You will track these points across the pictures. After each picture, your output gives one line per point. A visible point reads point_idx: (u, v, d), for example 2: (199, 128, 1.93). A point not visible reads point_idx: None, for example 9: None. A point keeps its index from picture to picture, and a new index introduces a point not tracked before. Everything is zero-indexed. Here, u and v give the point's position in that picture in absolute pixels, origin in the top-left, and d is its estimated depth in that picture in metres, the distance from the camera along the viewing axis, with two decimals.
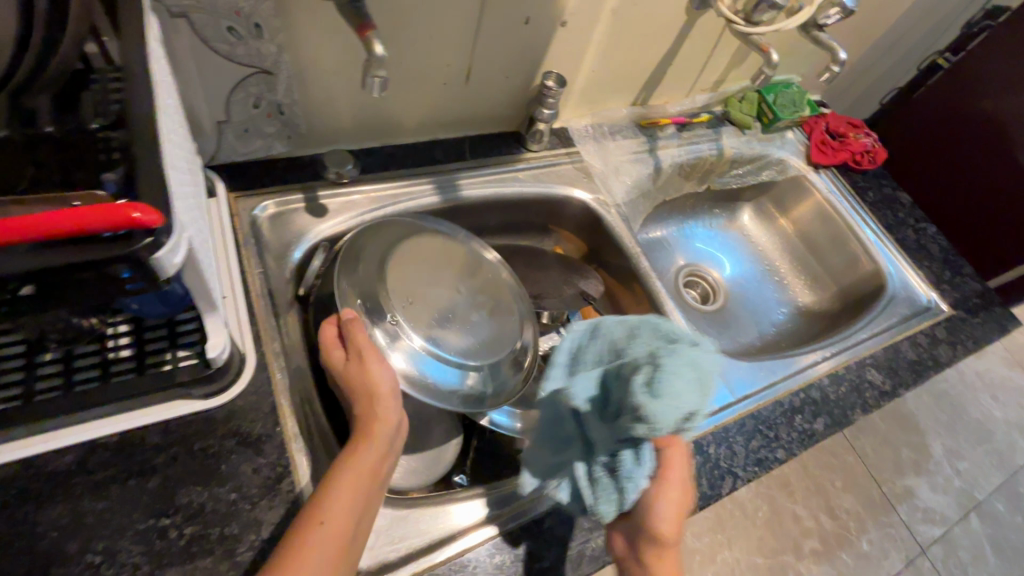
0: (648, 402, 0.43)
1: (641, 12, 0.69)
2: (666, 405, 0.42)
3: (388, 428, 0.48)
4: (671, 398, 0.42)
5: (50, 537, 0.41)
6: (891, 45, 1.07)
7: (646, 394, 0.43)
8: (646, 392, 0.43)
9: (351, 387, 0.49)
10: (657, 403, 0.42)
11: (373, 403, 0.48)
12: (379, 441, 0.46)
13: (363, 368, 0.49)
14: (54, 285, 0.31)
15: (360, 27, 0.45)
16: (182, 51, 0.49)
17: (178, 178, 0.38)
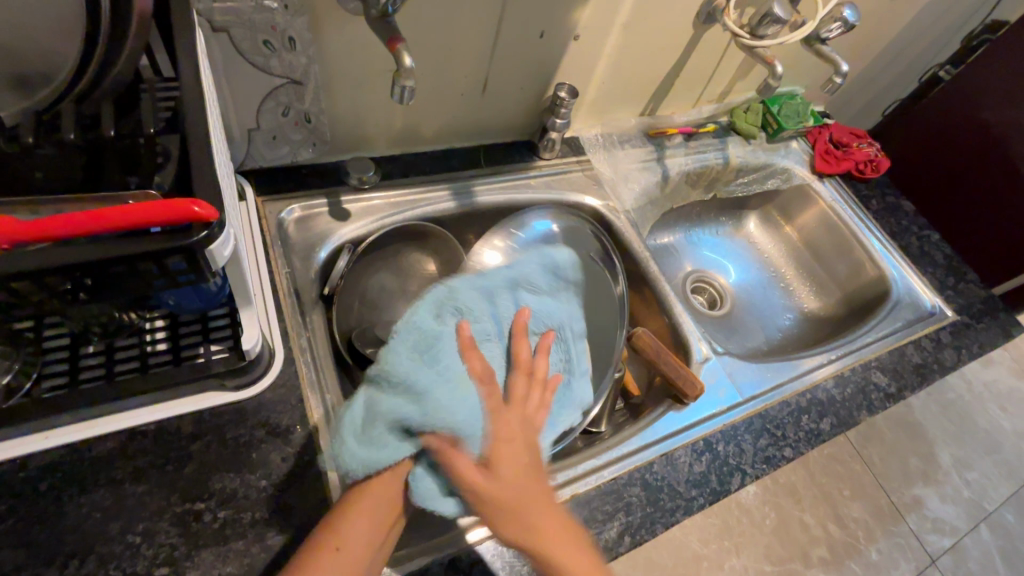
0: (359, 433, 0.46)
1: (650, 26, 0.72)
2: (367, 428, 0.45)
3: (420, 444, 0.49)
4: (372, 412, 0.46)
5: (95, 517, 0.43)
6: (893, 59, 1.10)
7: (367, 425, 0.46)
8: (356, 423, 0.46)
9: None
10: (357, 437, 0.45)
11: None
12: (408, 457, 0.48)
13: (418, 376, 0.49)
14: (116, 276, 0.33)
15: (390, 41, 0.49)
16: (221, 63, 0.52)
17: (226, 180, 0.41)
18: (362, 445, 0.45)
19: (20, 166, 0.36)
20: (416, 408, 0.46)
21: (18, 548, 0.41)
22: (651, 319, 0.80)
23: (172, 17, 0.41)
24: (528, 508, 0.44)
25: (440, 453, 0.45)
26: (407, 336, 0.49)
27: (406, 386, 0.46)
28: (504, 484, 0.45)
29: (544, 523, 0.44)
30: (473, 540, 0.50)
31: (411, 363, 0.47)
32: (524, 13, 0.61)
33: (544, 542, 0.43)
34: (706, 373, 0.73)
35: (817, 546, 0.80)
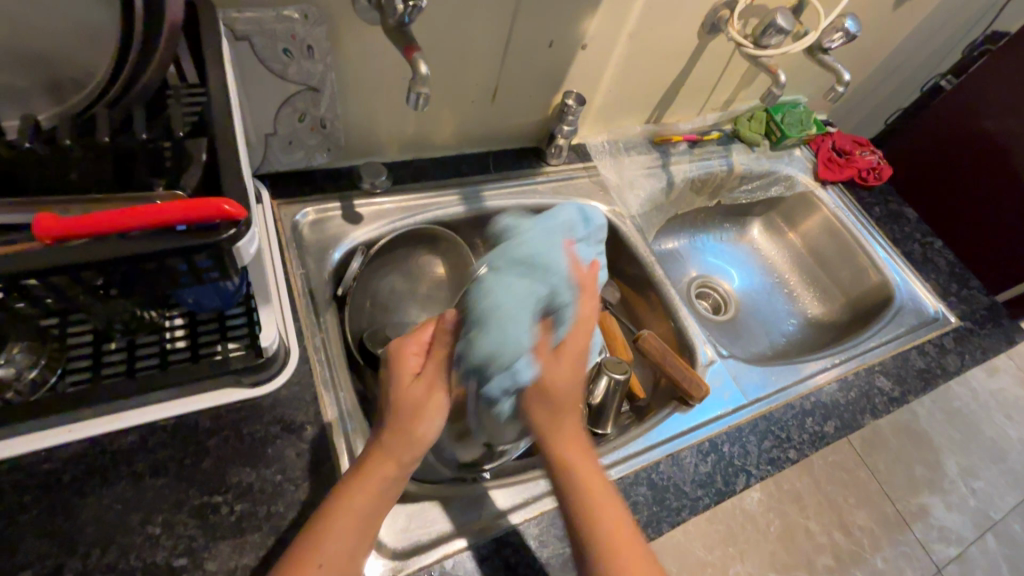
0: (499, 312, 0.45)
1: (657, 35, 0.74)
2: (502, 308, 0.45)
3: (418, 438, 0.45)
4: (513, 292, 0.46)
5: (115, 509, 0.44)
6: (894, 68, 1.12)
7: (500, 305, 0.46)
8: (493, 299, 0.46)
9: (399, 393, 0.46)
10: (492, 311, 0.45)
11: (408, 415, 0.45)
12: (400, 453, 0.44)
13: (424, 397, 0.46)
14: (145, 272, 0.35)
15: (407, 50, 0.51)
16: (243, 70, 0.54)
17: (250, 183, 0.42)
18: (490, 325, 0.45)
19: (55, 167, 0.38)
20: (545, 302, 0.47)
21: (43, 537, 0.42)
22: (657, 323, 0.82)
23: (200, 27, 0.43)
24: (572, 431, 0.47)
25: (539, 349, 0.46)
26: (541, 238, 0.51)
27: (541, 283, 0.47)
28: (562, 398, 0.46)
29: (583, 454, 0.47)
30: (518, 521, 0.54)
31: (553, 267, 0.48)
32: (534, 22, 0.63)
33: (582, 472, 0.46)
34: (712, 376, 0.74)
35: (823, 555, 0.74)
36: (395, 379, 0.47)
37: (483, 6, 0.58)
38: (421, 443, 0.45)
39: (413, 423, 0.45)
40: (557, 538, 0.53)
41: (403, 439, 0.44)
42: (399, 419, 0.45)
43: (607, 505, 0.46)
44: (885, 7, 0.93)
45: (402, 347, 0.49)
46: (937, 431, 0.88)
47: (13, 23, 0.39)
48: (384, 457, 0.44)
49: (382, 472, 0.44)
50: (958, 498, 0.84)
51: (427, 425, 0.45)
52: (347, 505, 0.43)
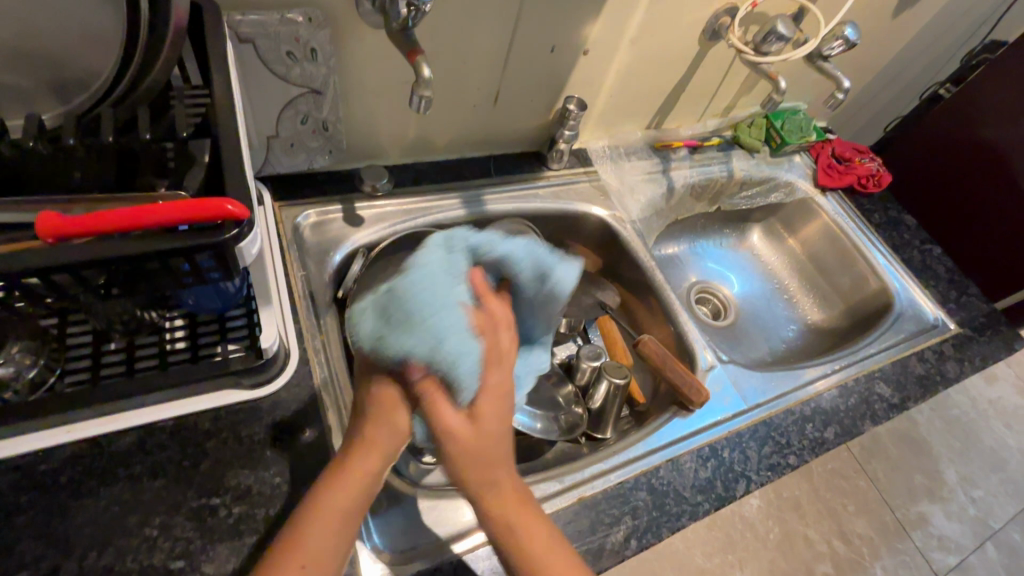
0: (378, 327, 0.42)
1: (659, 41, 0.74)
2: (372, 324, 0.42)
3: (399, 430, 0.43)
4: (411, 318, 0.40)
5: (112, 510, 0.44)
6: (893, 76, 1.13)
7: (389, 316, 0.42)
8: (380, 306, 0.42)
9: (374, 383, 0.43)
10: (365, 316, 0.43)
11: (387, 409, 0.42)
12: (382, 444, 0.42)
13: (407, 383, 0.43)
14: (147, 271, 0.35)
15: (410, 53, 0.52)
16: (246, 71, 0.54)
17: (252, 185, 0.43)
18: (364, 325, 0.43)
19: (58, 167, 0.38)
20: (431, 353, 0.40)
21: (40, 539, 0.42)
22: (657, 328, 0.82)
23: (205, 29, 0.43)
24: (506, 484, 0.42)
25: (426, 398, 0.42)
26: (445, 276, 0.43)
27: (428, 318, 0.40)
28: (477, 457, 0.41)
29: (518, 503, 0.42)
30: (461, 550, 0.51)
31: (448, 298, 0.42)
32: (536, 26, 0.63)
33: (523, 522, 0.41)
34: (712, 381, 0.74)
35: (822, 564, 0.76)
36: (370, 363, 0.44)
37: (485, 10, 0.59)
38: (408, 430, 0.43)
39: (397, 411, 0.43)
40: (491, 574, 0.50)
41: (386, 429, 0.42)
42: (381, 406, 0.43)
43: (558, 564, 0.41)
44: (884, 15, 0.93)
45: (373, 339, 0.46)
46: (937, 439, 0.88)
47: (18, 24, 0.39)
48: (367, 450, 0.42)
49: (364, 465, 0.41)
50: (960, 507, 0.83)
51: (411, 411, 0.43)
52: (331, 503, 0.40)
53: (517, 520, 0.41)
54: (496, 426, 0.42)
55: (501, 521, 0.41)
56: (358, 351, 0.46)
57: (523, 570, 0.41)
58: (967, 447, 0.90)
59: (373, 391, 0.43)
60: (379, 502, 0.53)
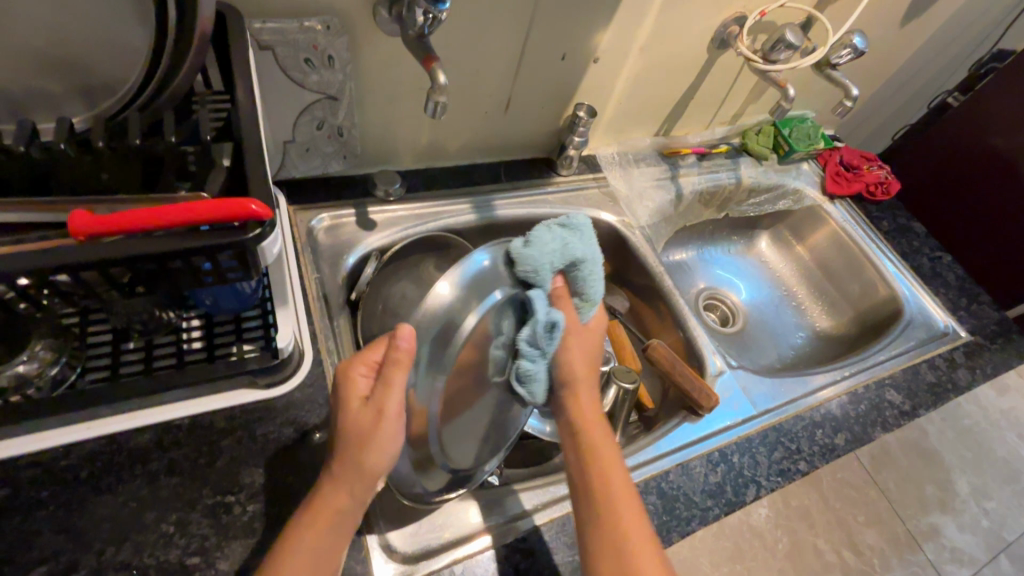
0: (561, 243, 0.51)
1: (669, 50, 0.75)
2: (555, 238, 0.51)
3: (371, 469, 0.42)
4: (585, 245, 0.53)
5: (131, 506, 0.45)
6: (901, 85, 1.13)
7: (566, 240, 0.52)
8: (551, 230, 0.51)
9: (347, 419, 0.42)
10: (542, 233, 0.50)
11: (357, 449, 0.42)
12: (355, 480, 0.42)
13: (370, 428, 0.41)
14: (171, 270, 0.35)
15: (426, 59, 0.53)
16: (266, 78, 0.56)
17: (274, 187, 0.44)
18: (543, 239, 0.50)
19: (86, 169, 0.39)
20: (593, 274, 0.53)
21: (59, 534, 0.43)
22: (665, 333, 0.82)
23: (229, 37, 0.45)
24: (587, 400, 0.54)
25: (564, 303, 0.52)
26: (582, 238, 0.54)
27: (596, 252, 0.54)
28: (582, 365, 0.54)
29: (595, 417, 0.53)
30: (540, 522, 0.55)
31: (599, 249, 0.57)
32: (547, 34, 0.64)
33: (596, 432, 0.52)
34: (721, 387, 0.74)
35: None
36: (344, 405, 0.43)
37: (499, 18, 0.60)
38: (374, 472, 0.42)
39: (359, 456, 0.42)
40: (570, 544, 0.54)
41: (352, 471, 0.42)
42: (348, 447, 0.42)
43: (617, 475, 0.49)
44: (891, 24, 0.94)
45: (350, 367, 0.44)
46: (949, 449, 0.85)
47: (50, 31, 0.40)
48: (337, 488, 0.43)
49: (334, 502, 0.43)
50: (972, 519, 0.82)
51: (375, 457, 0.41)
52: (302, 540, 0.41)
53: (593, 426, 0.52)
54: (598, 350, 0.56)
55: (582, 425, 0.52)
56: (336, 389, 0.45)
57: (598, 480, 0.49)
58: (981, 459, 0.87)
59: (342, 431, 0.43)
60: (391, 503, 0.54)
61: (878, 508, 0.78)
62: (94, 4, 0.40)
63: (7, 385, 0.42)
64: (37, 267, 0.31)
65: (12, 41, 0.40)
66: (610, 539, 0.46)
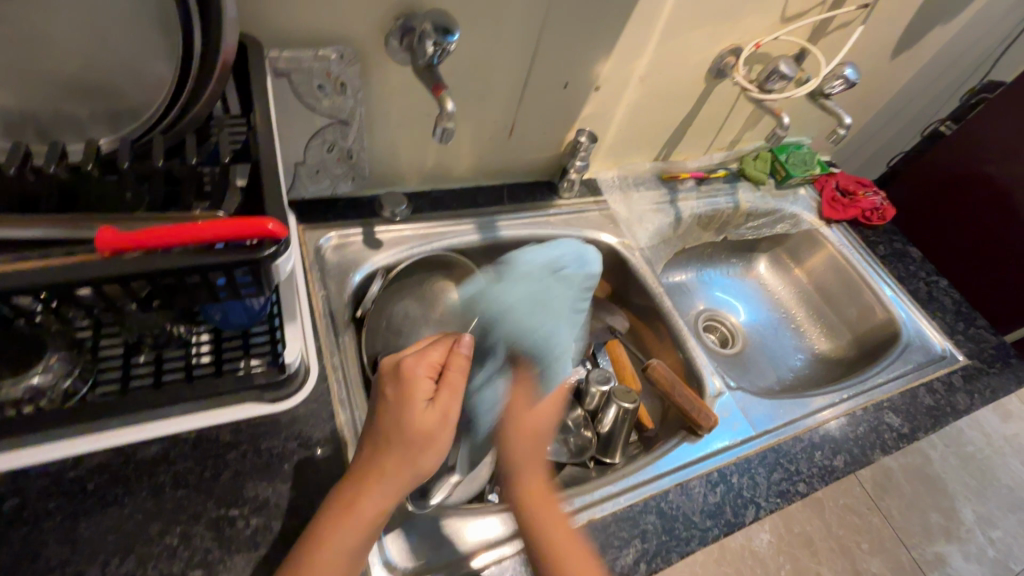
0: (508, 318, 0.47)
1: (667, 79, 0.78)
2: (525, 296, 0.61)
3: (423, 474, 0.43)
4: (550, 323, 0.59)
5: (136, 518, 0.45)
6: (896, 112, 1.16)
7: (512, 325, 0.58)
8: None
9: (413, 427, 0.42)
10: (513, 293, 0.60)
11: (425, 452, 0.43)
12: (404, 485, 0.43)
13: (439, 428, 0.43)
14: (190, 284, 0.37)
15: (435, 88, 0.56)
16: (281, 102, 0.58)
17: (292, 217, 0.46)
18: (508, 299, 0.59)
19: (111, 191, 0.41)
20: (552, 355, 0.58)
21: (65, 544, 0.43)
22: (665, 353, 0.84)
23: (249, 67, 0.47)
24: (534, 472, 0.51)
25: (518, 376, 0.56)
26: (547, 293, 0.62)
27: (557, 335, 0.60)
28: (528, 437, 0.52)
29: (543, 489, 0.50)
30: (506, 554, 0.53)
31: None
32: (551, 64, 0.67)
33: (542, 504, 0.49)
34: (720, 407, 0.74)
35: None
36: (407, 404, 0.43)
37: (504, 49, 0.63)
38: (421, 476, 0.44)
39: (421, 456, 0.43)
40: None
41: (404, 471, 0.42)
42: (405, 449, 0.42)
43: (558, 530, 0.48)
44: (883, 57, 0.97)
45: (414, 368, 0.44)
46: (952, 475, 0.80)
47: (84, 60, 0.43)
48: (384, 492, 0.42)
49: (375, 508, 0.42)
50: (979, 549, 0.74)
51: (430, 460, 0.43)
52: (336, 543, 0.41)
53: (536, 500, 0.49)
54: (551, 423, 0.53)
55: (530, 499, 0.50)
56: (390, 387, 0.44)
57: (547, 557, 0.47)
58: (985, 486, 0.81)
59: (401, 433, 0.42)
60: (392, 517, 0.54)
61: (883, 537, 0.71)
62: (123, 34, 0.43)
63: (21, 397, 0.43)
64: (65, 280, 0.33)
65: (46, 68, 0.42)
66: None
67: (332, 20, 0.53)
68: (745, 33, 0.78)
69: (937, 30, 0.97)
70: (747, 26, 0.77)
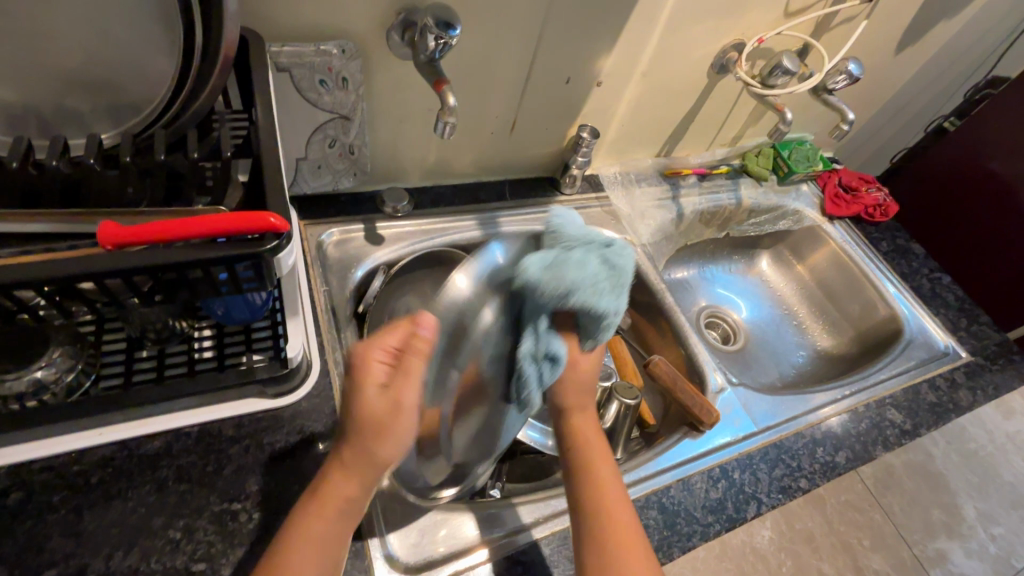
0: (591, 279, 0.46)
1: (669, 75, 0.78)
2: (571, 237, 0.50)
3: (381, 462, 0.42)
4: (615, 287, 0.48)
5: (139, 511, 0.46)
6: (899, 109, 1.16)
7: (597, 272, 0.46)
8: (565, 254, 0.46)
9: (365, 412, 0.41)
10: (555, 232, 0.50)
11: (377, 438, 0.41)
12: (364, 473, 0.42)
13: (390, 416, 0.41)
14: (192, 279, 0.37)
15: (437, 82, 0.55)
16: (283, 97, 0.58)
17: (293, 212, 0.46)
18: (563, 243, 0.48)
19: (114, 184, 0.41)
20: (612, 317, 0.48)
21: (68, 537, 0.43)
22: (667, 349, 0.84)
23: (252, 61, 0.47)
24: (585, 413, 0.54)
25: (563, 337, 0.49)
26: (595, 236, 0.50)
27: (622, 289, 0.49)
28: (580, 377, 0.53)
29: (592, 429, 0.53)
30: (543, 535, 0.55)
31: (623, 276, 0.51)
32: (553, 60, 0.67)
33: (587, 441, 0.52)
34: (722, 403, 0.74)
35: None
36: (358, 393, 0.42)
37: (505, 45, 0.63)
38: (382, 464, 0.42)
39: (378, 444, 0.41)
40: (570, 558, 0.54)
41: (363, 459, 0.41)
42: (360, 436, 0.41)
43: (602, 464, 0.51)
44: (887, 52, 0.97)
45: (367, 352, 0.43)
46: (953, 472, 0.79)
47: (86, 54, 0.43)
48: (346, 477, 0.42)
49: (341, 492, 0.42)
50: (981, 546, 0.74)
51: (390, 445, 0.41)
52: (309, 529, 0.41)
53: (582, 438, 0.52)
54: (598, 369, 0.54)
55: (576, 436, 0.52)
56: (350, 375, 0.44)
57: (585, 486, 0.49)
58: (987, 483, 0.80)
59: (355, 419, 0.41)
60: (394, 513, 0.54)
61: (884, 533, 0.71)
62: (124, 27, 0.43)
63: (25, 390, 0.43)
64: (68, 274, 0.33)
65: (49, 62, 0.42)
66: (597, 531, 0.47)
67: (334, 15, 0.53)
68: (748, 28, 0.78)
69: (941, 25, 0.97)
70: (751, 21, 0.77)
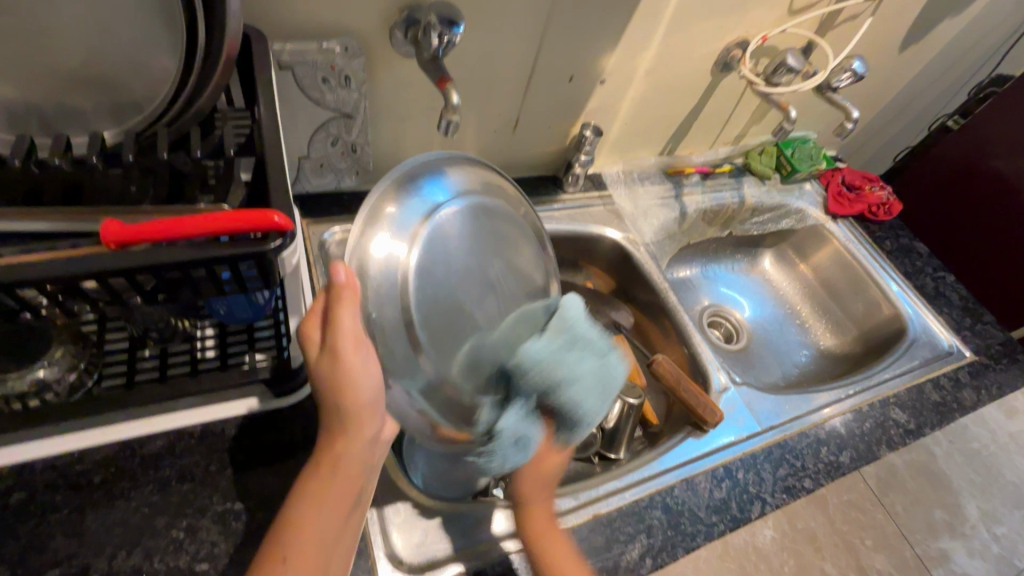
0: (591, 375, 0.48)
1: (673, 73, 0.78)
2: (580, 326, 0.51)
3: (355, 404, 0.42)
4: (599, 396, 0.49)
5: (143, 512, 0.46)
6: (903, 107, 1.15)
7: (586, 378, 0.47)
8: (566, 346, 0.48)
9: (322, 369, 0.42)
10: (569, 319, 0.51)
11: (339, 385, 0.41)
12: (346, 420, 0.43)
13: (340, 360, 0.41)
14: (195, 278, 0.37)
15: (439, 80, 0.55)
16: (285, 95, 0.58)
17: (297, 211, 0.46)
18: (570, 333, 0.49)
19: (116, 183, 0.41)
20: (588, 424, 0.49)
21: (72, 538, 0.43)
22: (669, 349, 0.83)
23: (255, 59, 0.47)
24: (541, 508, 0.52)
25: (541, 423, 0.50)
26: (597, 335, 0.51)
27: (607, 403, 0.49)
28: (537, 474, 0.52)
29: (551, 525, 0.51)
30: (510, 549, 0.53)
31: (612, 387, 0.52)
32: (556, 59, 0.67)
33: (548, 535, 0.50)
34: (725, 403, 0.74)
35: None
36: (310, 359, 0.42)
37: (507, 42, 0.62)
38: (360, 407, 0.43)
39: (346, 388, 0.42)
40: None
41: (340, 407, 0.42)
42: (328, 391, 0.42)
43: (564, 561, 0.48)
44: (890, 50, 0.96)
45: (302, 325, 0.43)
46: (956, 472, 0.79)
47: (88, 52, 0.43)
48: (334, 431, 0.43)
49: (336, 445, 0.43)
50: (982, 545, 0.72)
51: (356, 384, 0.42)
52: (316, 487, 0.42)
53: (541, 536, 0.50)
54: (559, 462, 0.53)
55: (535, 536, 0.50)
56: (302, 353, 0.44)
57: None
58: (990, 483, 0.80)
59: (319, 381, 0.42)
60: (397, 513, 0.54)
61: (886, 533, 0.71)
62: (126, 26, 0.42)
63: (26, 390, 0.43)
64: (71, 273, 0.33)
65: (51, 61, 0.42)
66: None
67: (337, 13, 0.53)
68: (752, 26, 0.77)
69: (945, 23, 0.96)
70: (755, 19, 0.76)
